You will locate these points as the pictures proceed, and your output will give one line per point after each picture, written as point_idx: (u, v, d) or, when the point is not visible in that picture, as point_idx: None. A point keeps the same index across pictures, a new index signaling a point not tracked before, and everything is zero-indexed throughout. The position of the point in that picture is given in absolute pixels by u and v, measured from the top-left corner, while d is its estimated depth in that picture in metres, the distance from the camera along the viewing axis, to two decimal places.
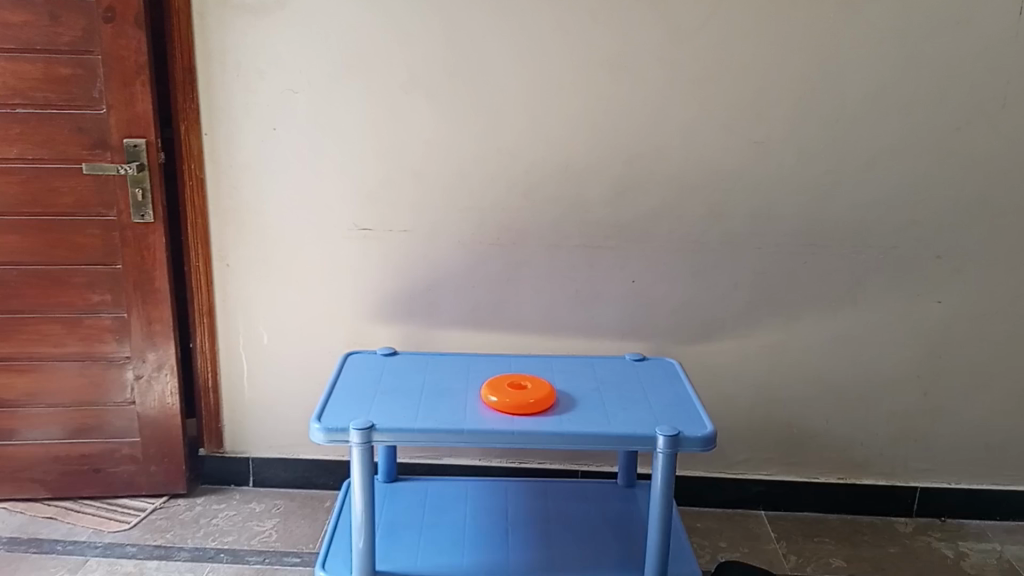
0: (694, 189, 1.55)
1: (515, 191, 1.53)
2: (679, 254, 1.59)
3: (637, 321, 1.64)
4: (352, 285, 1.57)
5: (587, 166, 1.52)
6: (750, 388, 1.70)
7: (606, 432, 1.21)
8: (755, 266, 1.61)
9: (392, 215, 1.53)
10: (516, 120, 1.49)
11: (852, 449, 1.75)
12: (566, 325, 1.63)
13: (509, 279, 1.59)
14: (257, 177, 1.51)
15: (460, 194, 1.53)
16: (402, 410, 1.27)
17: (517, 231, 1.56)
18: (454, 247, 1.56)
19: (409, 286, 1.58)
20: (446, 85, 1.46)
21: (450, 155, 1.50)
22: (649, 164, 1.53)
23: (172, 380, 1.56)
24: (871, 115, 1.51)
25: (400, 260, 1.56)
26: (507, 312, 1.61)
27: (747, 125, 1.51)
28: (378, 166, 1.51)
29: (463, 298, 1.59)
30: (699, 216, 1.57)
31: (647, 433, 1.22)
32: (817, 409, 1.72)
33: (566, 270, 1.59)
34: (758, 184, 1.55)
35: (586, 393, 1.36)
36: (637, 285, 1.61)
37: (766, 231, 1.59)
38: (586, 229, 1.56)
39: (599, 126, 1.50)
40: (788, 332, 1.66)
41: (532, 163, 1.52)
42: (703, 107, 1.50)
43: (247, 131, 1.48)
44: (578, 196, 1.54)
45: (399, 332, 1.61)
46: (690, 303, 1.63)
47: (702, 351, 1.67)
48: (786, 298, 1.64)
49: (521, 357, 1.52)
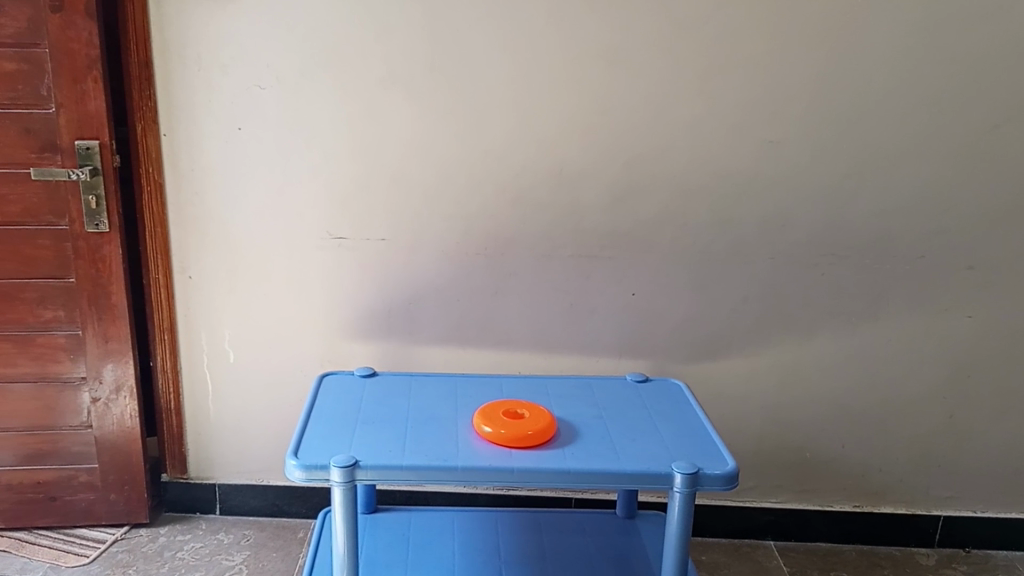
0: (701, 195, 1.42)
1: (503, 196, 1.40)
2: (684, 265, 1.47)
3: (636, 339, 1.51)
4: (325, 298, 1.45)
5: (584, 170, 1.39)
6: (760, 410, 1.57)
7: (616, 470, 1.09)
8: (766, 278, 1.48)
9: (369, 222, 1.41)
10: (503, 119, 1.36)
11: (870, 474, 1.62)
12: (559, 342, 1.50)
13: (495, 292, 1.46)
14: (223, 181, 1.38)
15: (444, 199, 1.40)
16: (387, 443, 1.14)
17: (504, 239, 1.43)
18: (434, 257, 1.43)
19: (385, 300, 1.45)
20: (427, 81, 1.33)
21: (433, 159, 1.38)
22: (653, 166, 1.40)
23: (132, 403, 1.44)
24: (896, 114, 1.38)
25: (376, 271, 1.43)
26: (494, 327, 1.48)
27: (759, 124, 1.38)
28: (353, 170, 1.38)
29: (444, 313, 1.47)
30: (707, 224, 1.44)
31: (663, 471, 1.09)
32: (832, 432, 1.59)
33: (560, 283, 1.46)
34: (770, 189, 1.42)
35: (588, 422, 1.23)
36: (637, 299, 1.48)
37: (779, 240, 1.46)
38: (582, 238, 1.44)
39: (597, 125, 1.37)
40: (803, 350, 1.53)
41: (523, 166, 1.39)
42: (712, 105, 1.37)
43: (211, 130, 1.36)
44: (574, 201, 1.41)
45: (376, 349, 1.49)
46: (694, 318, 1.50)
47: (708, 369, 1.54)
48: (800, 313, 1.51)
49: (511, 378, 1.39)
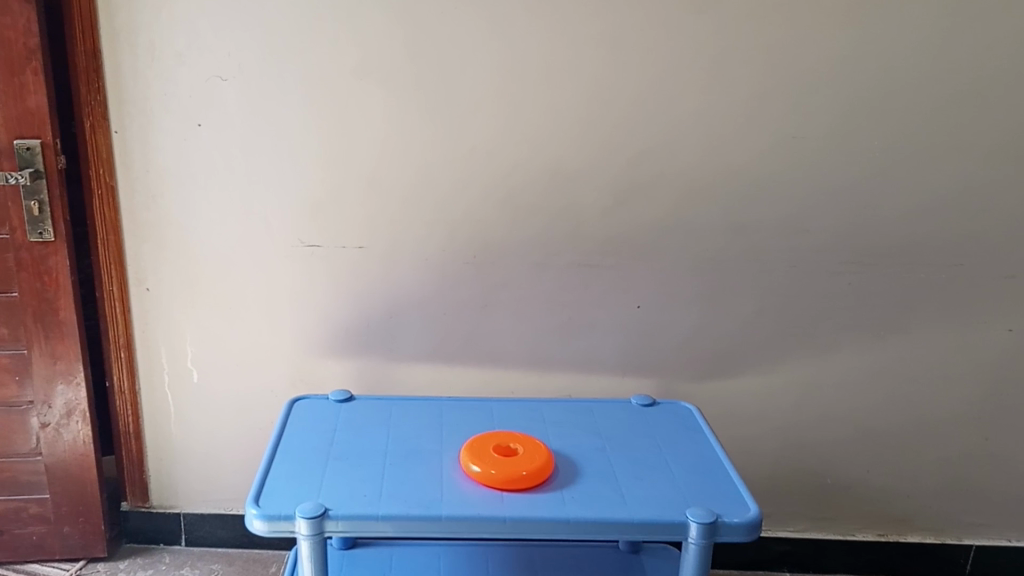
0: (714, 198, 1.28)
1: (493, 200, 1.26)
2: (694, 275, 1.33)
3: (640, 355, 1.37)
4: (297, 313, 1.32)
5: (584, 170, 1.25)
6: (776, 431, 1.44)
7: (624, 519, 0.96)
8: (785, 288, 1.34)
9: (344, 230, 1.27)
10: (492, 114, 1.22)
11: (895, 500, 1.49)
12: (555, 360, 1.37)
13: (483, 306, 1.32)
14: (181, 185, 1.24)
15: (427, 203, 1.26)
16: (361, 484, 1.00)
17: (494, 247, 1.29)
18: (415, 267, 1.29)
19: (363, 314, 1.32)
20: (407, 71, 1.19)
21: (415, 160, 1.24)
22: (660, 166, 1.26)
23: (84, 429, 1.30)
24: (932, 107, 1.24)
25: (354, 282, 1.30)
26: (483, 344, 1.35)
27: (780, 118, 1.24)
28: (326, 172, 1.24)
29: (428, 328, 1.33)
30: (720, 230, 1.30)
31: (677, 520, 0.97)
32: (855, 455, 1.46)
33: (558, 295, 1.33)
34: (791, 189, 1.28)
35: (588, 456, 1.11)
36: (643, 313, 1.34)
37: (799, 246, 1.32)
38: (581, 245, 1.30)
39: (598, 120, 1.23)
40: (824, 366, 1.39)
41: (515, 167, 1.25)
42: (726, 97, 1.22)
43: (167, 127, 1.22)
44: (572, 205, 1.27)
45: (353, 369, 1.35)
46: (705, 333, 1.37)
47: (720, 389, 1.41)
48: (822, 326, 1.37)
49: (502, 401, 1.26)
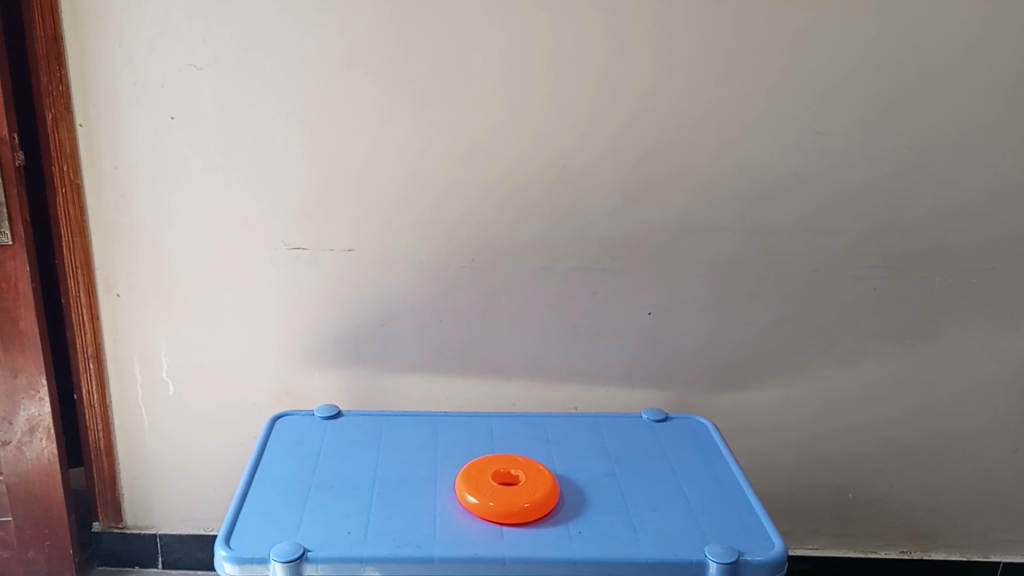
0: (732, 197, 1.18)
1: (493, 200, 1.16)
2: (710, 280, 1.23)
3: (652, 366, 1.28)
4: (280, 321, 1.22)
5: (592, 167, 1.15)
6: (795, 445, 1.35)
7: (637, 559, 0.88)
8: (806, 294, 1.25)
9: (332, 232, 1.17)
10: (492, 106, 1.12)
11: (918, 516, 1.40)
12: (560, 370, 1.27)
13: (483, 314, 1.23)
14: (153, 183, 1.14)
15: (422, 203, 1.16)
16: (346, 519, 0.92)
17: (494, 249, 1.19)
18: (408, 272, 1.20)
19: (353, 322, 1.22)
20: (399, 59, 1.09)
21: (408, 155, 1.13)
22: (675, 162, 1.16)
23: (49, 447, 1.21)
24: (969, 100, 1.14)
25: (342, 287, 1.20)
26: (482, 354, 1.25)
27: (805, 111, 1.14)
28: (312, 170, 1.14)
29: (422, 337, 1.23)
30: (738, 231, 1.20)
31: (694, 559, 0.89)
32: (877, 470, 1.37)
33: (563, 302, 1.23)
34: (816, 188, 1.18)
35: (596, 484, 1.02)
36: (655, 320, 1.25)
37: (823, 250, 1.22)
38: (588, 248, 1.20)
39: (607, 113, 1.13)
40: (847, 377, 1.30)
41: (517, 163, 1.15)
42: (747, 88, 1.12)
43: (136, 120, 1.11)
44: (579, 205, 1.17)
45: (341, 381, 1.26)
46: (721, 342, 1.27)
47: (735, 401, 1.32)
48: (846, 335, 1.28)
49: (503, 418, 1.17)
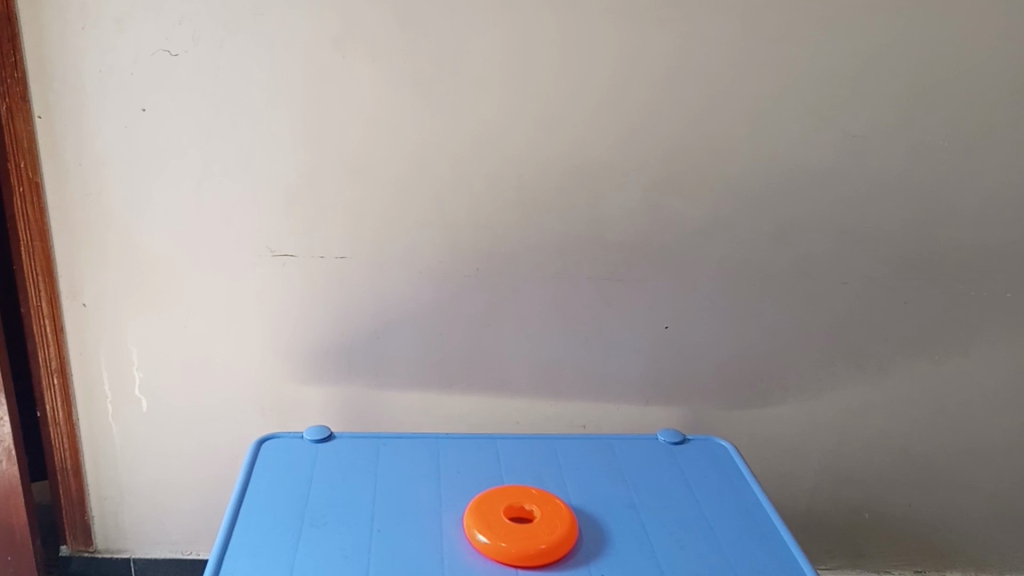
0: (759, 201, 1.09)
1: (502, 202, 1.06)
2: (733, 290, 1.15)
3: (667, 381, 1.20)
4: (266, 332, 1.11)
5: (610, 167, 1.06)
6: (814, 463, 1.28)
7: None
8: (833, 305, 1.17)
9: (323, 236, 1.07)
10: (501, 98, 1.01)
11: (938, 536, 1.34)
12: (569, 385, 1.19)
13: (488, 325, 1.13)
14: (124, 181, 1.02)
15: (424, 204, 1.06)
16: (343, 561, 0.82)
17: (502, 256, 1.09)
18: (407, 279, 1.09)
19: (346, 334, 1.12)
20: (400, 45, 0.98)
21: (409, 152, 1.03)
22: (699, 162, 1.07)
23: (9, 468, 1.10)
24: (1018, 100, 1.06)
25: (335, 296, 1.10)
26: (486, 368, 1.16)
27: (841, 110, 1.05)
28: (301, 167, 1.03)
29: (422, 350, 1.14)
30: (763, 238, 1.12)
31: None
32: (898, 489, 1.30)
33: (574, 313, 1.14)
34: (849, 193, 1.10)
35: (616, 517, 0.94)
36: (671, 332, 1.17)
37: (854, 258, 1.14)
38: (603, 255, 1.11)
39: (627, 107, 1.03)
40: (871, 392, 1.23)
41: (529, 162, 1.05)
42: (780, 82, 1.03)
43: (104, 111, 0.99)
44: (594, 208, 1.08)
45: (332, 396, 1.16)
46: (740, 355, 1.19)
47: (754, 417, 1.24)
48: (872, 348, 1.20)
49: (511, 440, 1.08)
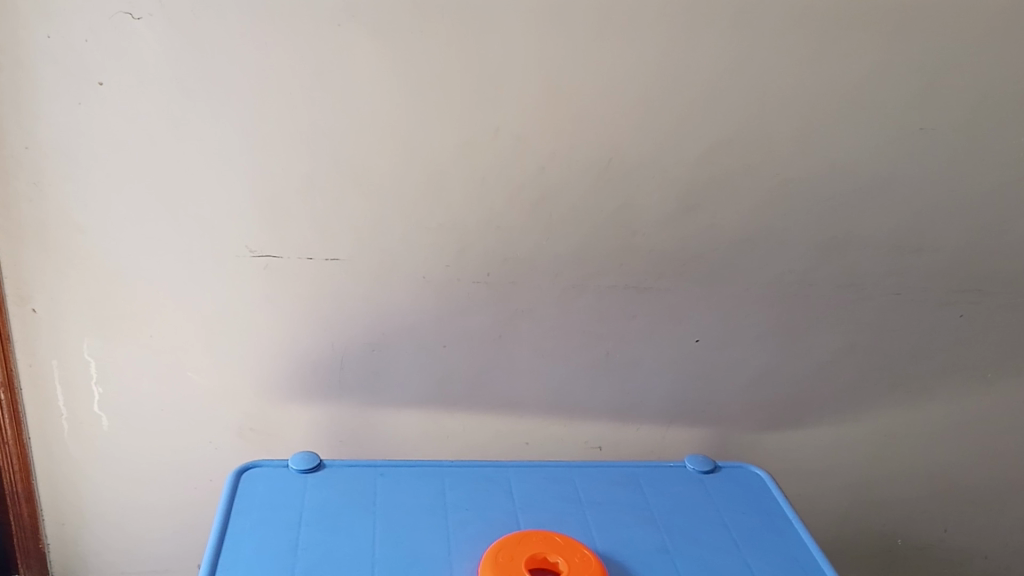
0: (809, 206, 0.97)
1: (520, 201, 0.93)
2: (771, 302, 1.03)
3: (693, 400, 1.09)
4: (246, 343, 0.98)
5: (646, 165, 0.93)
6: (847, 488, 1.17)
7: None
8: (879, 320, 1.06)
9: (313, 237, 0.93)
10: (525, 85, 0.88)
11: (972, 565, 1.25)
12: (586, 404, 1.07)
13: (498, 339, 1.01)
14: (79, 168, 0.87)
15: (432, 203, 0.92)
16: None
17: (518, 262, 0.97)
18: (408, 287, 0.97)
19: (337, 347, 0.99)
20: (410, 19, 0.83)
21: (418, 143, 0.89)
22: (744, 161, 0.94)
23: None
24: None
25: (326, 305, 0.97)
26: (494, 385, 1.04)
27: (907, 106, 0.93)
28: (290, 157, 0.89)
29: (424, 366, 1.01)
30: (810, 247, 1.00)
31: None
32: (932, 515, 1.21)
33: (595, 327, 1.02)
34: (906, 198, 0.98)
35: (649, 567, 0.83)
36: (701, 348, 1.05)
37: (904, 269, 1.03)
38: (630, 263, 0.98)
39: (671, 97, 0.90)
40: (912, 413, 1.13)
41: (554, 158, 0.91)
42: (844, 74, 0.90)
43: (53, 86, 0.83)
44: (623, 211, 0.95)
45: (320, 415, 1.03)
46: (776, 373, 1.08)
47: (785, 439, 1.13)
48: (916, 366, 1.10)
49: (525, 471, 0.96)
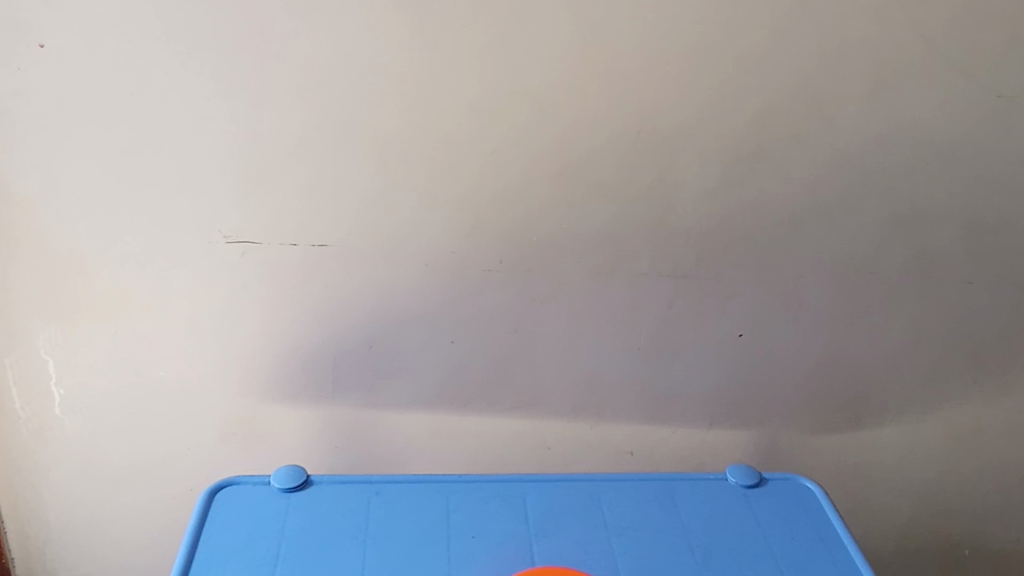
0: (883, 177, 0.82)
1: (538, 175, 0.78)
2: (833, 290, 0.88)
3: (738, 399, 0.95)
4: (225, 337, 0.86)
5: (690, 131, 0.77)
6: (911, 494, 1.04)
7: None
8: (958, 309, 0.91)
9: (296, 218, 0.79)
10: (540, 36, 0.72)
11: None
12: (615, 404, 0.93)
13: (514, 332, 0.87)
14: (17, 139, 0.74)
15: (433, 179, 0.78)
16: None
17: (535, 246, 0.82)
18: (408, 277, 0.83)
19: (329, 342, 0.86)
20: None
21: (416, 107, 0.75)
22: (805, 126, 0.78)
23: None
24: None
25: (314, 297, 0.83)
26: (511, 384, 0.90)
27: (1001, 56, 0.77)
28: (264, 126, 0.75)
29: (430, 363, 0.88)
30: (881, 225, 0.85)
31: None
32: (1006, 522, 1.07)
33: (626, 319, 0.88)
34: (996, 167, 0.82)
35: None
36: (749, 342, 0.91)
37: (991, 250, 0.87)
38: (667, 245, 0.84)
39: (719, 49, 0.74)
40: (990, 413, 0.98)
41: (579, 123, 0.76)
42: (926, 18, 0.74)
43: None
44: (658, 186, 0.80)
45: (314, 419, 0.91)
46: (834, 370, 0.94)
47: (843, 442, 0.99)
48: (998, 360, 0.95)
49: (542, 487, 0.83)
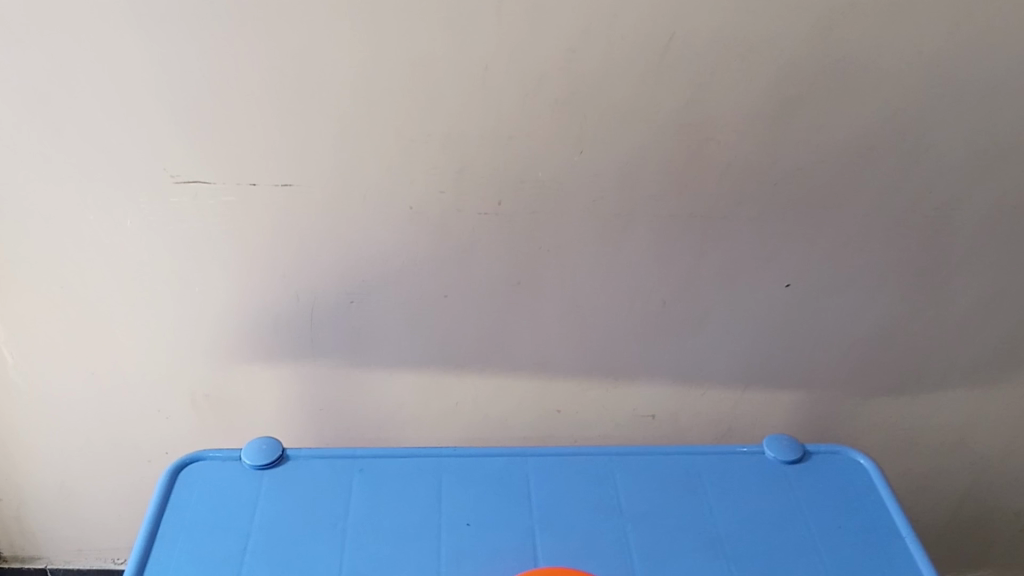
0: (973, 96, 0.65)
1: (540, 100, 0.64)
2: (899, 235, 0.73)
3: (778, 358, 0.82)
4: (186, 292, 0.74)
5: (730, 41, 0.61)
6: (973, 461, 0.91)
7: None
8: None
9: (252, 155, 0.66)
10: None
11: None
12: (634, 365, 0.82)
13: (517, 285, 0.75)
14: None
15: (412, 107, 0.64)
16: None
17: (538, 186, 0.69)
18: (389, 223, 0.70)
19: (304, 298, 0.75)
20: None
21: (386, 15, 0.59)
22: (878, 33, 0.62)
23: None
24: None
25: (283, 247, 0.71)
26: (515, 342, 0.79)
27: None
28: (202, 44, 0.60)
29: (421, 321, 0.77)
30: (964, 156, 0.69)
31: None
32: None
33: (648, 271, 0.75)
34: None
35: None
36: (794, 295, 0.77)
37: None
38: (698, 183, 0.69)
39: None
40: None
41: (590, 32, 0.61)
42: None
43: None
44: (688, 112, 0.65)
45: (295, 381, 0.81)
46: (894, 327, 0.80)
47: (898, 406, 0.87)
48: None
49: (549, 463, 0.73)
